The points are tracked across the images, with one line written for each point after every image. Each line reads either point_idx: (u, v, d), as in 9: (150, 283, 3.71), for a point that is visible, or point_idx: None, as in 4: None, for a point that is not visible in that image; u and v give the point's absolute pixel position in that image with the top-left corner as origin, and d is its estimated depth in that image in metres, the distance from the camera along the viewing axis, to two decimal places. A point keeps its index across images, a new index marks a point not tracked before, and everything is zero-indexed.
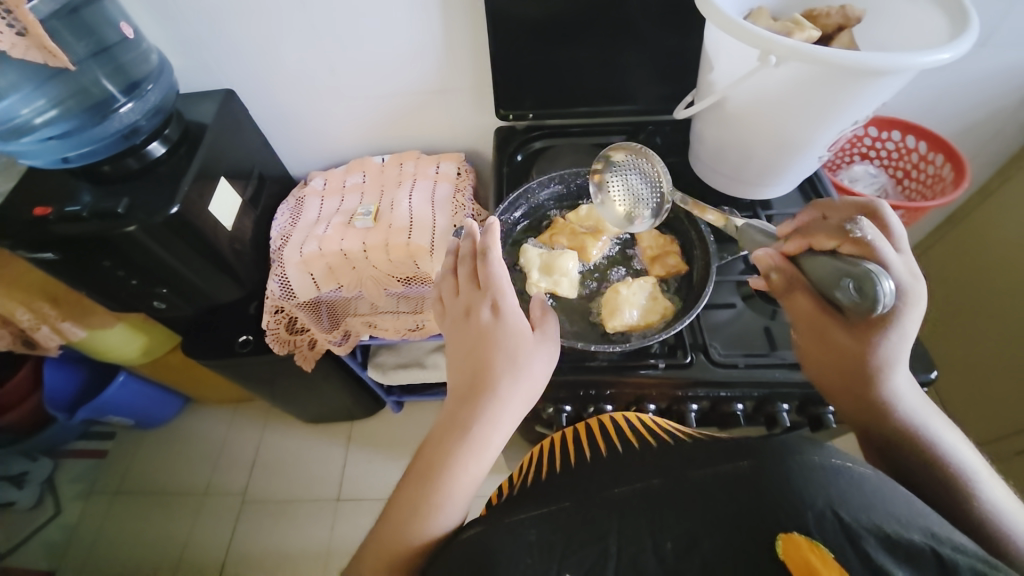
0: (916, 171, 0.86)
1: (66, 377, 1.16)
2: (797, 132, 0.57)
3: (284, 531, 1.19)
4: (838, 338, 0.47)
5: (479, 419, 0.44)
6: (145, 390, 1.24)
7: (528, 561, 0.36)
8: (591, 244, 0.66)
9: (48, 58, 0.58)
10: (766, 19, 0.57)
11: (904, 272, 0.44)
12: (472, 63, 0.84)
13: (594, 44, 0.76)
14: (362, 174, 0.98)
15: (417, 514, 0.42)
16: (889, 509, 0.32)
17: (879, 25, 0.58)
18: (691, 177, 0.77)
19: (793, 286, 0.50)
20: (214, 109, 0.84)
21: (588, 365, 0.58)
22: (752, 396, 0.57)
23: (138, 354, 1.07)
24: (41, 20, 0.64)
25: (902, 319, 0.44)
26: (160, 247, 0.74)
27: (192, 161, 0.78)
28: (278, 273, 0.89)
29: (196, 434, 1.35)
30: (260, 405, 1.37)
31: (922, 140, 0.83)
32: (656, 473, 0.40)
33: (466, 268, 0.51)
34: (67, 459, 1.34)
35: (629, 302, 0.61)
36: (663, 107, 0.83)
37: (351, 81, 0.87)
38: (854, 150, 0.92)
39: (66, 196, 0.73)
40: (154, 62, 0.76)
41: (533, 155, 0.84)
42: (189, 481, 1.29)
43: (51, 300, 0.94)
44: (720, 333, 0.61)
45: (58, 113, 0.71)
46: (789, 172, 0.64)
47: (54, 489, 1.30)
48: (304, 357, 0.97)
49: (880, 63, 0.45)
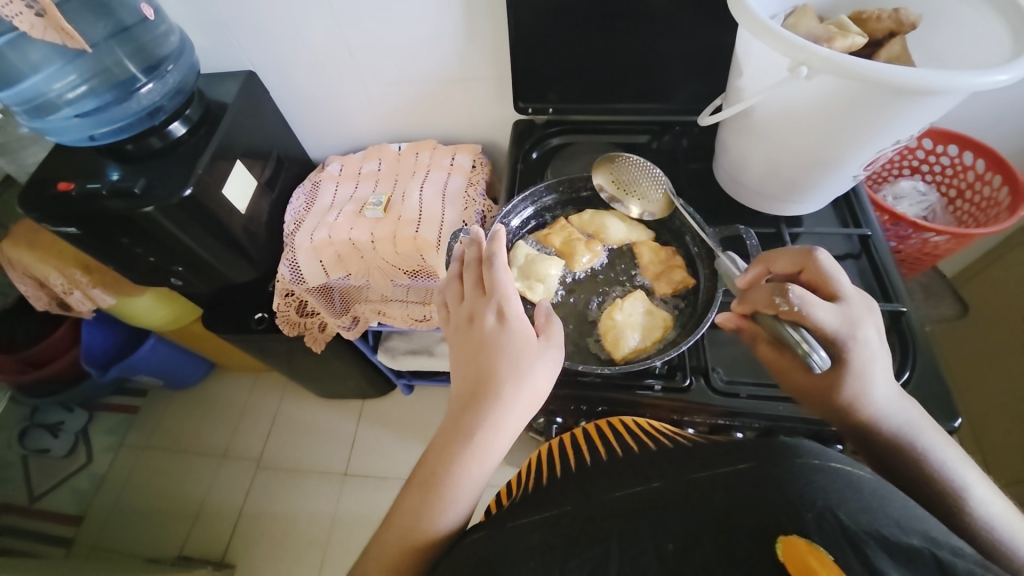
0: (971, 191, 0.85)
1: (102, 335, 1.18)
2: (830, 149, 0.56)
3: (293, 500, 1.21)
4: (814, 379, 0.46)
5: (482, 425, 0.45)
6: (176, 355, 1.26)
7: (531, 565, 0.37)
8: (581, 252, 0.65)
9: (65, 40, 0.58)
10: (811, 19, 0.56)
11: (841, 321, 0.44)
12: (498, 53, 0.83)
13: (624, 40, 0.75)
14: (378, 162, 0.98)
15: (422, 515, 0.43)
16: (888, 512, 0.32)
17: (937, 34, 0.57)
18: (712, 183, 0.76)
19: (757, 338, 0.51)
20: (235, 89, 0.84)
21: (581, 380, 0.59)
22: (754, 427, 0.57)
23: (162, 322, 1.08)
24: (57, 4, 0.66)
25: (862, 353, 0.44)
26: (176, 228, 0.75)
27: (210, 140, 0.78)
28: (289, 258, 0.90)
29: (217, 398, 1.37)
30: (277, 377, 1.38)
31: (981, 158, 0.81)
32: (657, 475, 0.40)
33: (471, 274, 0.51)
34: (100, 412, 1.36)
35: (629, 326, 0.60)
36: (692, 107, 0.82)
37: (370, 68, 0.87)
38: (904, 164, 0.90)
39: (90, 173, 0.74)
40: (174, 43, 0.76)
41: (550, 152, 0.83)
42: (208, 442, 1.31)
43: (83, 267, 0.96)
44: (722, 357, 0.60)
45: (88, 88, 0.71)
46: (819, 189, 0.63)
47: (88, 439, 1.32)
48: (314, 338, 0.98)
49: (929, 83, 0.44)
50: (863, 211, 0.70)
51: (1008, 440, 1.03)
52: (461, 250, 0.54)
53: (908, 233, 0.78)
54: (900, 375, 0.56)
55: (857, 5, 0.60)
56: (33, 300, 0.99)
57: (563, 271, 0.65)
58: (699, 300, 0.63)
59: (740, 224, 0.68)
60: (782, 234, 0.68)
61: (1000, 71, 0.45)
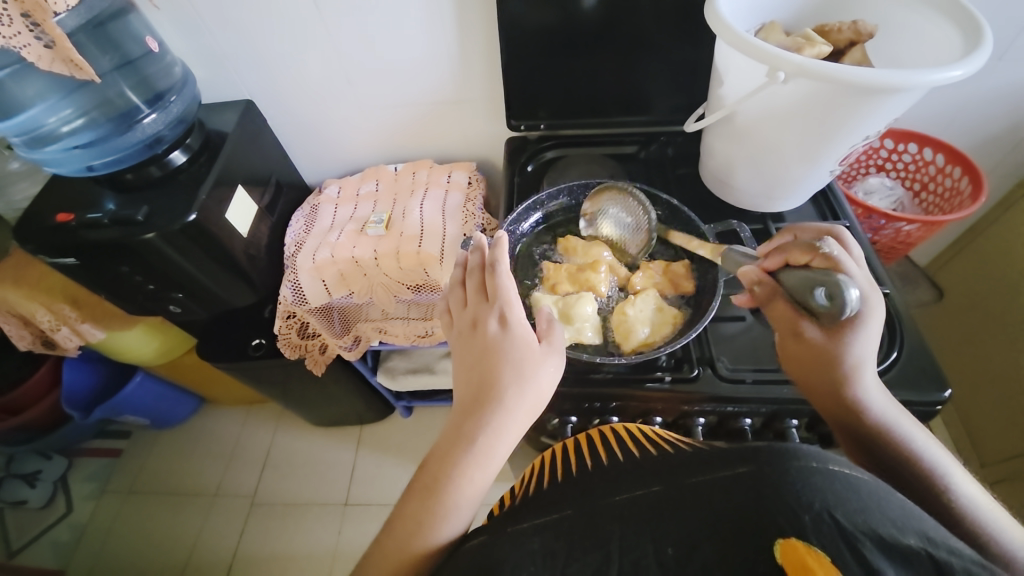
0: (933, 184, 0.91)
1: (85, 375, 1.18)
2: (809, 146, 0.57)
3: (291, 535, 1.19)
4: (821, 343, 0.48)
5: (483, 432, 0.44)
6: (164, 392, 1.24)
7: (533, 569, 0.36)
8: (596, 279, 0.64)
9: (73, 71, 0.60)
10: (778, 35, 0.58)
11: (865, 282, 0.47)
12: (488, 71, 0.86)
13: (607, 59, 0.78)
14: (376, 183, 1.00)
15: (421, 525, 0.42)
16: (885, 512, 0.31)
17: (896, 41, 0.59)
18: (702, 190, 0.77)
19: (774, 296, 0.50)
20: (235, 118, 0.86)
21: (593, 377, 0.59)
22: (761, 412, 0.59)
23: (153, 355, 1.08)
24: (70, 35, 0.67)
25: (872, 319, 0.47)
26: (177, 254, 0.76)
27: (212, 168, 0.79)
28: (290, 279, 0.90)
29: (207, 434, 1.35)
30: (273, 406, 1.37)
31: (939, 153, 0.88)
32: (657, 479, 0.39)
33: (473, 280, 0.51)
34: (81, 458, 1.33)
35: (639, 320, 0.61)
36: (676, 118, 0.84)
37: (367, 92, 0.89)
38: (870, 162, 0.97)
39: (89, 203, 0.75)
40: (177, 74, 0.79)
41: (545, 164, 0.85)
42: (199, 483, 1.28)
43: (71, 302, 0.95)
44: (728, 347, 0.62)
45: (86, 121, 0.74)
46: (801, 186, 0.64)
47: (67, 488, 1.29)
48: (315, 361, 0.99)
49: (894, 80, 0.46)
50: (840, 204, 0.72)
51: (992, 421, 1.03)
52: (463, 256, 0.54)
53: (881, 224, 0.80)
54: (888, 354, 0.55)
55: (821, 18, 0.62)
56: (16, 339, 0.97)
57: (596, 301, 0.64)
58: (701, 291, 0.65)
59: (735, 220, 0.69)
60: (770, 230, 0.70)
61: (954, 67, 0.47)
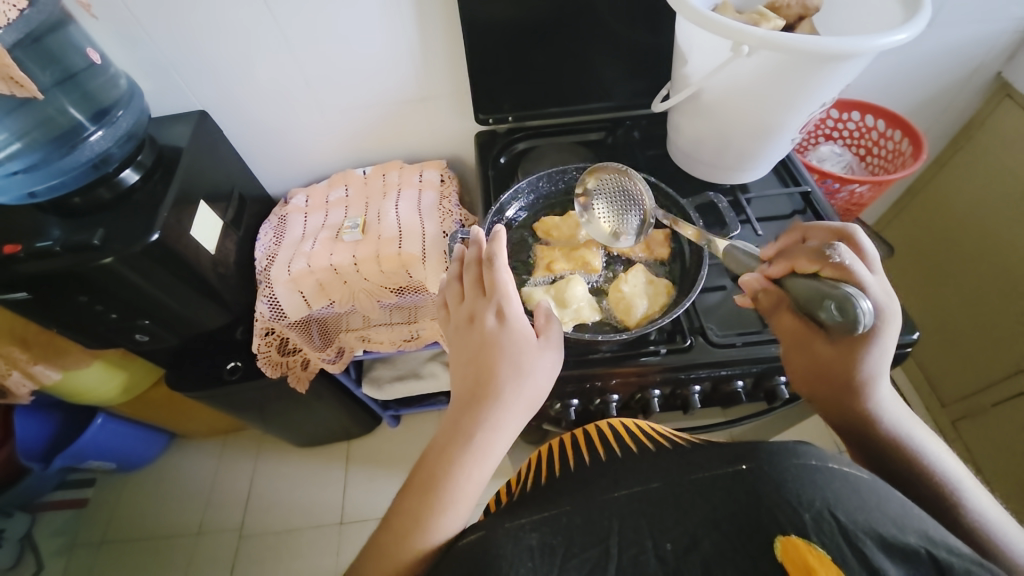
0: (877, 148, 0.94)
1: (37, 425, 1.12)
2: (773, 116, 0.56)
3: (287, 564, 1.16)
4: (830, 357, 0.47)
5: (480, 428, 0.43)
6: (129, 432, 1.19)
7: (529, 566, 0.34)
8: (591, 255, 0.65)
9: (15, 89, 0.56)
10: (731, 13, 0.57)
11: (881, 292, 0.45)
12: (452, 68, 0.83)
13: (566, 46, 0.76)
14: (346, 188, 0.96)
15: (419, 524, 0.40)
16: (884, 510, 0.33)
17: (840, 11, 0.59)
18: (671, 170, 0.76)
19: (780, 304, 0.50)
20: (189, 131, 0.82)
21: (591, 357, 0.59)
22: (751, 372, 0.59)
23: (116, 392, 1.02)
24: (11, 50, 0.62)
25: (886, 332, 0.45)
26: (140, 277, 0.72)
27: (169, 187, 0.76)
28: (266, 294, 0.86)
29: (183, 471, 1.29)
30: (252, 433, 1.33)
31: (880, 118, 0.91)
32: (655, 476, 0.38)
33: (470, 274, 0.49)
34: (46, 511, 1.24)
35: (636, 294, 0.61)
36: (638, 102, 0.83)
37: (328, 95, 0.86)
38: (818, 132, 0.99)
39: (34, 232, 0.69)
40: (124, 86, 0.75)
41: (517, 156, 0.83)
42: (181, 521, 1.23)
43: (21, 343, 0.87)
44: (714, 315, 0.63)
45: (24, 145, 0.68)
46: (766, 156, 0.64)
47: (35, 546, 1.20)
48: (298, 378, 0.95)
49: (848, 47, 0.46)
50: (799, 170, 0.74)
51: (946, 361, 1.16)
52: (461, 251, 0.52)
53: (835, 187, 0.82)
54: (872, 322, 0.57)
55: None
56: None
57: (585, 277, 0.65)
58: (687, 265, 0.66)
59: (712, 192, 0.69)
60: (739, 203, 0.70)
61: (898, 31, 0.47)
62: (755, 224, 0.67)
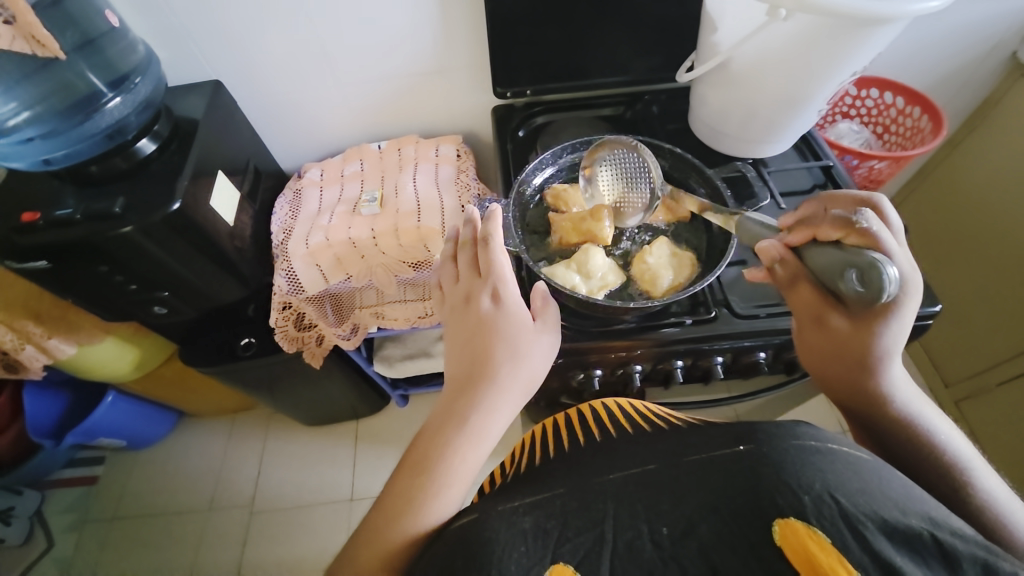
0: (896, 125, 0.88)
1: (47, 405, 1.15)
2: (800, 85, 0.52)
3: (297, 538, 1.20)
4: (846, 334, 0.44)
5: (475, 410, 0.42)
6: (139, 411, 1.23)
7: (523, 550, 0.33)
8: (601, 227, 0.61)
9: (37, 48, 0.55)
10: None
11: (905, 262, 0.43)
12: (471, 38, 0.80)
13: (587, 15, 0.71)
14: (360, 162, 0.94)
15: (409, 507, 0.38)
16: (888, 493, 0.31)
17: None
18: (696, 144, 0.72)
19: (797, 278, 0.46)
20: (203, 103, 0.81)
21: (616, 327, 0.57)
22: (773, 343, 0.57)
23: (129, 369, 1.05)
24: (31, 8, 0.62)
25: (907, 305, 0.42)
26: (157, 247, 0.72)
27: (187, 158, 0.75)
28: (284, 268, 0.86)
29: (193, 449, 1.34)
30: (260, 412, 1.36)
31: (899, 95, 0.85)
32: (652, 457, 0.37)
33: (466, 256, 0.49)
34: (54, 489, 1.30)
35: (660, 267, 0.59)
36: (659, 76, 0.79)
37: (343, 66, 0.84)
38: (835, 110, 0.92)
39: (52, 201, 0.70)
40: (142, 52, 0.73)
41: (536, 131, 0.80)
42: (190, 499, 1.27)
43: (34, 317, 0.90)
44: (737, 287, 0.60)
45: (33, 114, 0.67)
46: (789, 130, 0.60)
47: (45, 522, 1.26)
48: (313, 353, 0.95)
49: (882, 11, 0.42)
50: (821, 144, 0.69)
51: (956, 343, 1.10)
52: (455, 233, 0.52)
53: (854, 164, 0.77)
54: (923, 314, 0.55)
55: None
56: None
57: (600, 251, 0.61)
58: (712, 236, 0.63)
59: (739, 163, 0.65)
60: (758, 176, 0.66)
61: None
62: (779, 198, 0.64)
